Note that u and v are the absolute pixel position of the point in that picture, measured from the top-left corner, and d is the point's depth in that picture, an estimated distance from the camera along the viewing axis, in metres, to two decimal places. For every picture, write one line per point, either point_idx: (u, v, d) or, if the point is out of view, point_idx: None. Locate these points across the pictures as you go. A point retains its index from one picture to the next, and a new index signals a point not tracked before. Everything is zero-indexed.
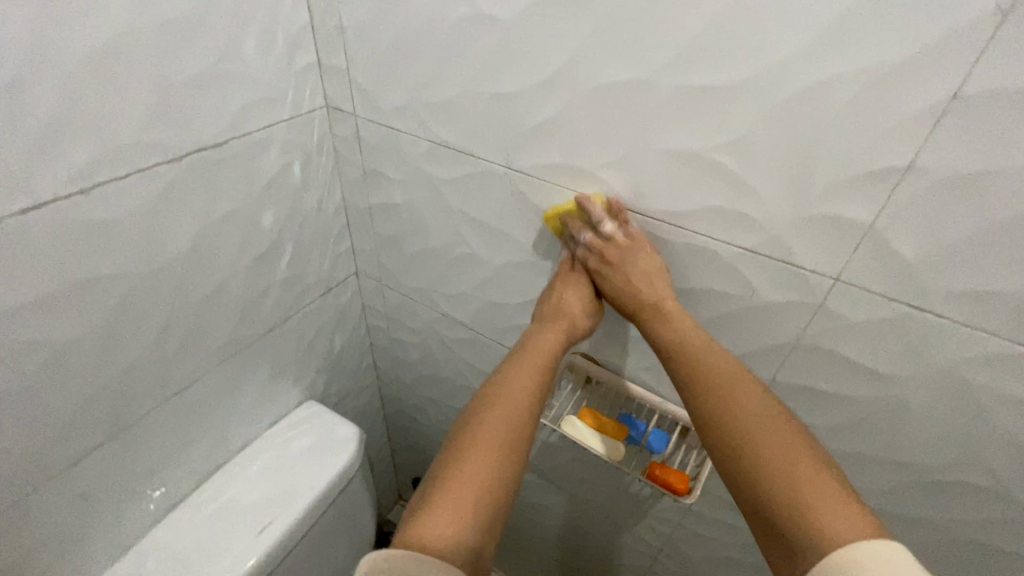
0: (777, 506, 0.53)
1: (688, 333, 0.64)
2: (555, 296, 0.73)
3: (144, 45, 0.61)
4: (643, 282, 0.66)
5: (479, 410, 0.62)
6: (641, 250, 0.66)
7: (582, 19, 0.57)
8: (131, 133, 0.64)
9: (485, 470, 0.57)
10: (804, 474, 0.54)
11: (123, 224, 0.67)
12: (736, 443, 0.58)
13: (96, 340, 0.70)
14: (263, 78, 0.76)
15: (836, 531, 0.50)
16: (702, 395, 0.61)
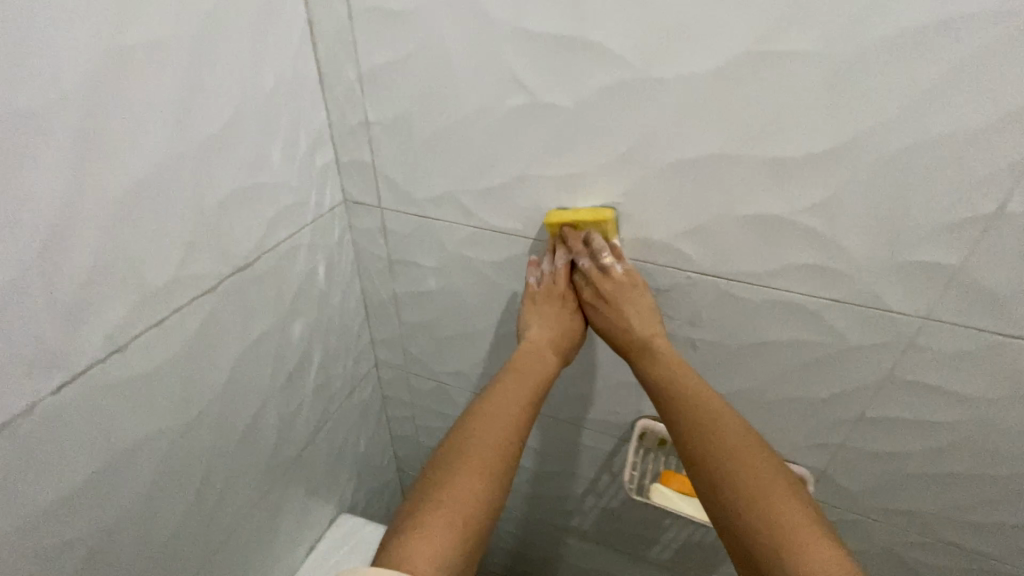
0: (755, 534, 0.56)
1: (676, 371, 0.67)
2: (547, 321, 0.73)
3: (179, 175, 0.55)
4: (636, 318, 0.69)
5: (467, 450, 0.62)
6: (635, 286, 0.69)
7: (656, 102, 0.57)
8: (169, 272, 0.56)
9: (471, 493, 0.59)
10: (780, 503, 0.57)
11: (162, 375, 0.58)
12: (718, 471, 0.60)
13: (137, 514, 0.59)
14: (288, 185, 0.70)
15: (811, 559, 0.53)
16: (689, 427, 0.63)
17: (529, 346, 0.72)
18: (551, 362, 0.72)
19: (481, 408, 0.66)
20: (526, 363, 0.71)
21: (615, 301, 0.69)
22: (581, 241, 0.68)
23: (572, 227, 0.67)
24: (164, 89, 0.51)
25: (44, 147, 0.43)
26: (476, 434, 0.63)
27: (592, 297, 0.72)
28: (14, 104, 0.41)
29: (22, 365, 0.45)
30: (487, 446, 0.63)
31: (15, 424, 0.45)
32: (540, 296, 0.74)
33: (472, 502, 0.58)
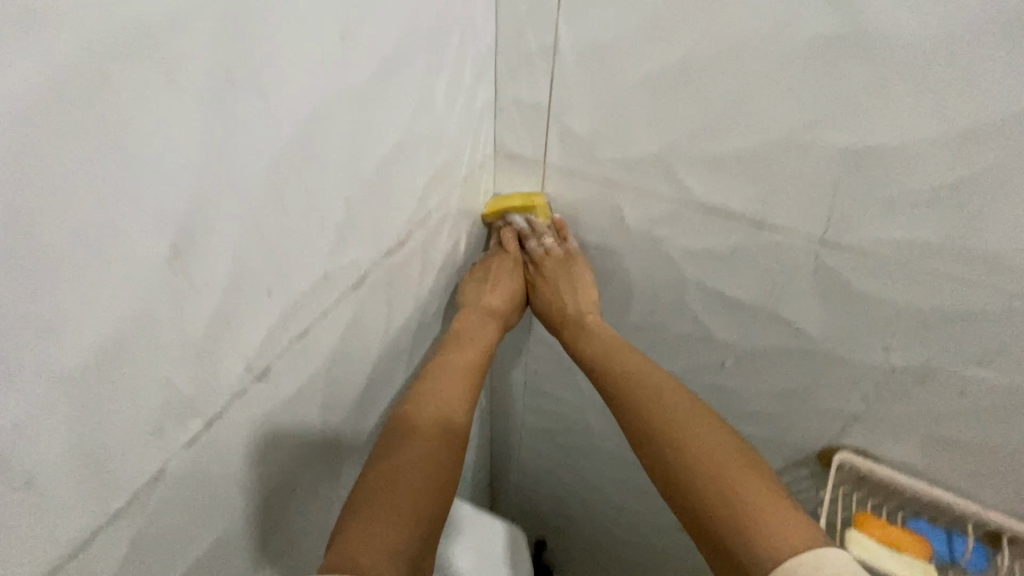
0: (706, 519, 0.46)
1: (617, 345, 0.60)
2: (484, 296, 0.63)
3: (343, 126, 0.37)
4: (572, 293, 0.64)
5: (421, 433, 0.50)
6: (576, 269, 0.64)
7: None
8: (320, 265, 0.40)
9: (414, 484, 0.46)
10: (741, 474, 0.46)
11: (305, 397, 0.44)
12: (664, 440, 0.51)
13: (270, 556, 0.48)
14: (446, 135, 0.52)
15: (777, 538, 0.42)
16: (631, 403, 0.55)
17: (469, 316, 0.61)
18: (495, 330, 0.62)
19: (421, 387, 0.54)
20: (460, 335, 0.60)
21: (555, 286, 0.64)
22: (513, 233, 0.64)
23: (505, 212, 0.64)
24: None
25: (169, 87, 0.26)
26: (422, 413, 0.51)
27: (530, 274, 0.66)
28: (129, 7, 0.23)
29: (152, 422, 0.31)
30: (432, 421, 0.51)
31: (142, 495, 0.32)
32: (478, 274, 0.64)
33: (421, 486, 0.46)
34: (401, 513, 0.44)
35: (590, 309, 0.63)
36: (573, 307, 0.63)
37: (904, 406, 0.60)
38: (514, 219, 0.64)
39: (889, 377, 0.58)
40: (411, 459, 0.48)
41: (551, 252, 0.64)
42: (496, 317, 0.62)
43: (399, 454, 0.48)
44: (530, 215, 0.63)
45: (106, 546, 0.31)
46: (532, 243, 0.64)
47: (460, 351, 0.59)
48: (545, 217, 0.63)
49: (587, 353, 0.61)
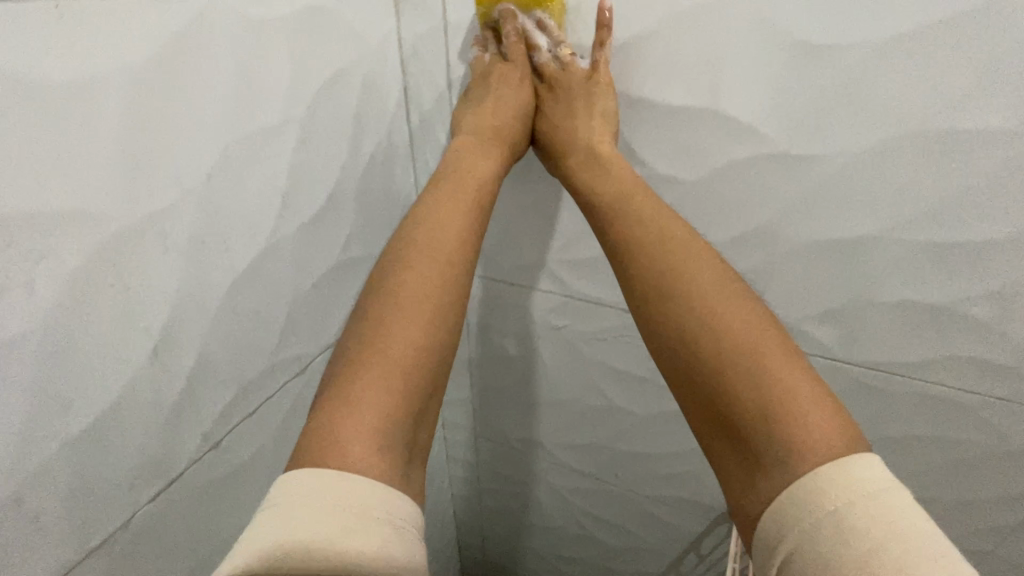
0: (728, 401, 0.42)
1: (623, 176, 0.53)
2: (489, 108, 0.57)
3: (284, 256, 0.52)
4: (588, 122, 0.55)
5: (411, 265, 0.47)
6: (598, 101, 0.55)
7: (803, 178, 0.52)
8: (265, 359, 0.53)
9: (410, 340, 0.43)
10: (782, 365, 0.41)
11: (253, 467, 0.55)
12: (696, 318, 0.45)
13: None
14: (376, 256, 0.67)
15: (814, 440, 0.38)
16: (644, 252, 0.49)
17: (467, 140, 0.56)
18: (495, 157, 0.56)
19: (413, 229, 0.50)
20: (457, 163, 0.55)
21: (571, 110, 0.56)
22: (517, 28, 0.56)
23: (506, 8, 0.55)
24: (273, 173, 0.49)
25: (165, 248, 0.41)
26: (416, 248, 0.48)
27: (540, 90, 0.59)
28: (136, 205, 0.39)
29: (126, 479, 0.42)
30: (422, 278, 0.47)
31: (111, 540, 0.42)
32: (484, 76, 0.58)
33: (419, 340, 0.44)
34: (400, 387, 0.42)
35: (603, 138, 0.55)
36: (585, 135, 0.54)
37: None
38: (520, 19, 0.56)
39: None
40: (411, 304, 0.45)
41: (567, 66, 0.56)
42: (499, 140, 0.57)
43: (396, 305, 0.45)
44: (539, 10, 0.55)
45: None
46: (540, 54, 0.57)
47: (452, 185, 0.53)
48: (558, 23, 0.55)
49: (594, 191, 0.53)
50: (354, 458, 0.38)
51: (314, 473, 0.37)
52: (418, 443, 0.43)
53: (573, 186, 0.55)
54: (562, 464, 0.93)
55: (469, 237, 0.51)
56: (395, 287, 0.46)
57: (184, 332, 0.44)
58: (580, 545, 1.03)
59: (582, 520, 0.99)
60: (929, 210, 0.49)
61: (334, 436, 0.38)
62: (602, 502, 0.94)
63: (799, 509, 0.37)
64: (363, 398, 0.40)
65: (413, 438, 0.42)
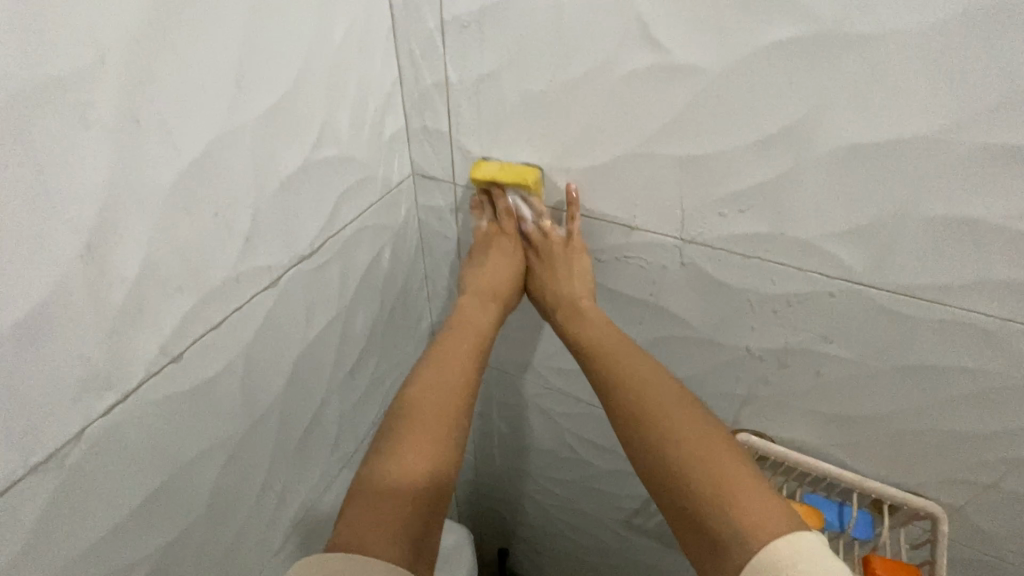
0: (683, 496, 0.45)
1: (601, 328, 0.60)
2: (487, 273, 0.65)
3: (242, 149, 0.46)
4: (567, 280, 0.64)
5: (415, 404, 0.52)
6: (574, 246, 0.64)
7: (849, 64, 0.44)
8: (230, 267, 0.48)
9: (422, 467, 0.47)
10: (724, 458, 0.46)
11: (225, 381, 0.51)
12: (646, 419, 0.50)
13: (197, 528, 0.53)
14: (355, 159, 0.60)
15: (758, 521, 0.41)
16: (613, 366, 0.56)
17: (469, 300, 0.64)
18: (492, 312, 0.64)
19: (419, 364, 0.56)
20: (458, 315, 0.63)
21: (552, 252, 0.64)
22: (506, 202, 0.65)
23: (499, 184, 0.63)
24: (221, 44, 0.41)
25: (85, 126, 0.35)
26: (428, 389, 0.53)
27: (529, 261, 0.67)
28: (36, 68, 0.32)
29: (72, 389, 0.38)
30: (439, 395, 0.53)
31: (61, 452, 0.39)
32: (484, 244, 0.67)
33: (433, 458, 0.49)
34: (411, 497, 0.46)
35: (585, 293, 0.63)
36: (567, 292, 0.63)
37: (775, 384, 0.67)
38: (508, 198, 0.65)
39: (758, 358, 0.65)
40: (425, 429, 0.50)
41: (548, 235, 0.65)
42: (496, 298, 0.65)
43: (405, 425, 0.50)
44: (525, 191, 0.63)
45: (22, 500, 0.38)
46: (528, 224, 0.65)
47: (457, 335, 0.60)
48: (538, 198, 0.63)
49: (576, 336, 0.60)
50: (372, 547, 0.42)
51: (340, 554, 0.41)
52: (426, 544, 0.46)
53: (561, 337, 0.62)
54: (557, 391, 0.91)
55: (471, 372, 0.57)
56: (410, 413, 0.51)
57: (122, 229, 0.38)
58: (571, 467, 1.04)
59: (574, 443, 0.99)
60: (990, 104, 0.42)
61: (354, 532, 0.43)
62: (595, 427, 0.93)
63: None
64: (377, 500, 0.45)
65: (420, 543, 0.45)
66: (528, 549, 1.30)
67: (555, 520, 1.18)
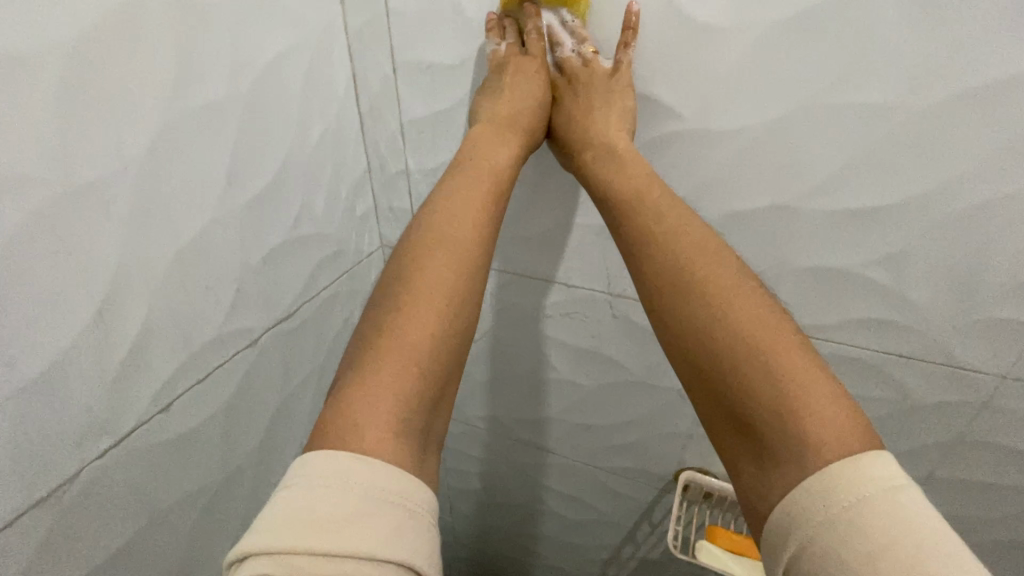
0: (736, 376, 0.44)
1: (646, 181, 0.54)
2: (505, 99, 0.59)
3: (229, 229, 0.55)
4: (603, 113, 0.57)
5: (432, 249, 0.51)
6: (616, 94, 0.57)
7: (717, 151, 0.56)
8: (215, 327, 0.56)
9: (426, 326, 0.47)
10: (795, 358, 0.43)
11: (207, 431, 0.58)
12: (701, 288, 0.47)
13: (173, 574, 0.57)
14: (329, 234, 0.70)
15: (826, 437, 0.40)
16: (656, 249, 0.51)
17: (484, 130, 0.59)
18: (512, 149, 0.58)
19: (434, 219, 0.53)
20: (477, 155, 0.58)
21: (590, 105, 0.58)
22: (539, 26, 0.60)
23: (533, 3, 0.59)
24: (216, 150, 0.52)
25: (105, 216, 0.44)
26: (435, 241, 0.51)
27: (558, 89, 0.62)
28: (73, 175, 0.41)
29: (74, 435, 0.45)
30: (440, 260, 0.51)
31: (60, 491, 0.45)
32: (505, 70, 0.60)
33: (434, 328, 0.47)
34: (417, 368, 0.44)
35: (623, 131, 0.56)
36: (602, 132, 0.56)
37: None
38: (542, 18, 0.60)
39: None
40: (429, 287, 0.49)
41: (589, 64, 0.59)
42: (515, 129, 0.59)
43: (415, 287, 0.49)
44: (566, 10, 0.58)
45: (21, 535, 0.43)
46: (564, 51, 0.60)
47: (472, 181, 0.56)
48: (583, 22, 0.58)
49: (612, 190, 0.55)
50: (372, 440, 0.40)
51: (333, 454, 0.38)
52: (434, 428, 0.46)
53: (587, 180, 0.57)
54: (522, 442, 0.97)
55: (483, 240, 0.53)
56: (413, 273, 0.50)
57: (127, 298, 0.47)
58: (542, 521, 1.07)
59: (542, 495, 1.03)
60: (826, 178, 0.53)
61: (348, 412, 0.41)
62: (560, 476, 0.98)
63: (807, 512, 0.38)
64: (383, 372, 0.43)
65: (427, 429, 0.44)
66: None
67: None
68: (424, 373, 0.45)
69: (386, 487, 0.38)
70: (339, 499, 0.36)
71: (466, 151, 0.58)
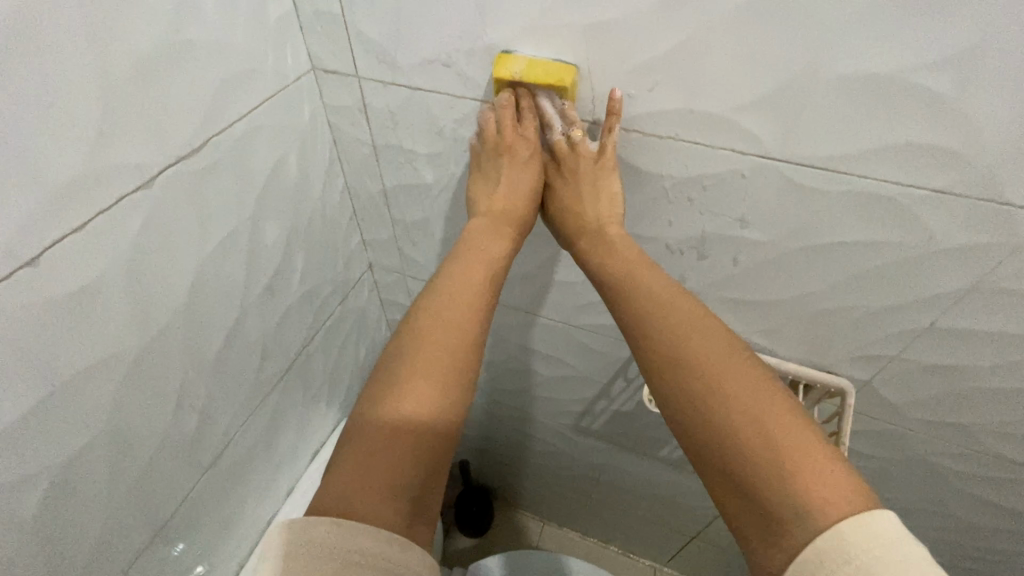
0: (727, 462, 0.42)
1: (633, 257, 0.56)
2: (500, 190, 0.60)
3: (66, 22, 0.40)
4: (594, 200, 0.58)
5: (429, 311, 0.50)
6: (604, 176, 0.58)
7: None
8: (85, 160, 0.44)
9: (418, 402, 0.45)
10: (784, 421, 0.42)
11: (106, 289, 0.48)
12: (687, 364, 0.46)
13: (103, 442, 0.52)
14: (233, 45, 0.54)
15: (828, 505, 0.38)
16: (647, 321, 0.50)
17: (480, 223, 0.59)
18: (506, 238, 0.58)
19: (426, 298, 0.52)
20: (473, 244, 0.57)
21: (580, 180, 0.59)
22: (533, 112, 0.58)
23: (527, 87, 0.56)
24: None
25: None
26: (422, 315, 0.50)
27: (551, 176, 0.62)
28: None
29: None
30: (438, 334, 0.49)
31: None
32: (496, 149, 0.60)
33: (432, 401, 0.45)
34: (408, 449, 0.43)
35: (612, 219, 0.58)
36: (594, 216, 0.58)
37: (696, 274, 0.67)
38: (535, 100, 0.58)
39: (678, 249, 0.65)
40: (421, 362, 0.47)
41: (579, 148, 0.58)
42: (509, 220, 0.59)
43: (402, 370, 0.47)
44: (558, 96, 0.56)
45: None
46: (553, 135, 0.59)
47: (461, 272, 0.54)
48: (572, 102, 0.56)
49: (608, 271, 0.55)
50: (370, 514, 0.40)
51: (323, 521, 0.38)
52: (429, 504, 0.44)
53: (592, 272, 0.57)
54: (496, 302, 0.91)
55: (478, 313, 0.52)
56: (407, 351, 0.48)
57: None
58: (518, 378, 1.06)
59: (518, 353, 1.00)
60: None
61: (343, 500, 0.40)
62: (536, 335, 0.94)
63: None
64: (370, 464, 0.42)
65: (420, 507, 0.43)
66: (489, 458, 1.36)
67: (509, 429, 1.23)
68: (417, 461, 0.43)
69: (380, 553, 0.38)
70: (329, 567, 0.37)
71: (461, 242, 0.58)
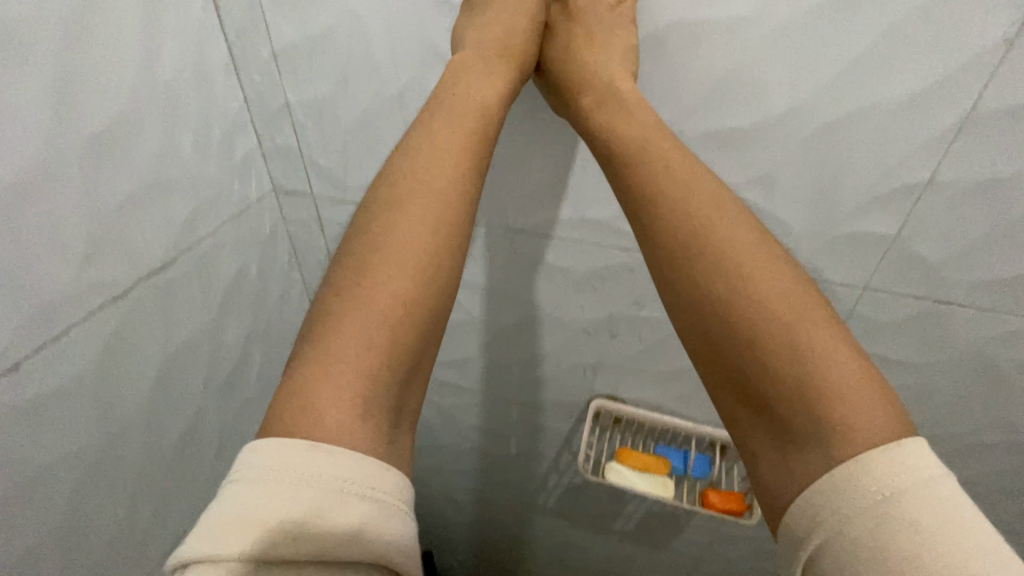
0: (757, 362, 0.41)
1: (646, 127, 0.50)
2: (492, 30, 0.55)
3: (65, 171, 0.49)
4: (600, 62, 0.53)
5: (411, 193, 0.47)
6: (617, 28, 0.53)
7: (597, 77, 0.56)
8: (67, 281, 0.51)
9: (395, 295, 0.43)
10: (820, 338, 0.41)
11: (74, 391, 0.54)
12: (712, 251, 0.44)
13: (58, 536, 0.55)
14: (204, 178, 0.65)
15: (859, 429, 0.38)
16: (664, 199, 0.47)
17: (467, 62, 0.53)
18: (500, 83, 0.53)
19: (411, 164, 0.48)
20: (461, 89, 0.52)
21: (590, 42, 0.54)
22: None
23: None
24: (30, 77, 0.45)
25: None
26: (407, 195, 0.47)
27: (551, 22, 0.60)
28: None
29: None
30: (417, 210, 0.46)
31: None
32: None
33: (403, 299, 0.43)
34: (386, 341, 0.41)
35: (622, 78, 0.52)
36: (603, 78, 0.52)
37: (612, 352, 0.80)
38: None
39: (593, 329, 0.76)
40: (402, 249, 0.44)
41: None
42: (503, 64, 0.54)
43: (381, 252, 0.44)
44: None
45: None
46: None
47: (450, 134, 0.50)
48: None
49: (613, 143, 0.51)
50: (332, 423, 0.37)
51: (295, 442, 0.36)
52: (405, 403, 0.43)
53: (589, 128, 0.52)
54: (445, 385, 0.98)
55: (466, 185, 0.49)
56: (385, 227, 0.46)
57: None
58: (472, 458, 1.10)
59: (469, 434, 1.05)
60: (700, 99, 0.53)
61: (312, 403, 0.38)
62: (483, 414, 1.00)
63: (837, 513, 0.36)
64: (344, 365, 0.39)
65: (401, 404, 0.42)
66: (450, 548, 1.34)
67: (467, 514, 1.24)
68: (395, 346, 0.42)
69: (343, 475, 0.36)
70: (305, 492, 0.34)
71: (444, 90, 0.53)
